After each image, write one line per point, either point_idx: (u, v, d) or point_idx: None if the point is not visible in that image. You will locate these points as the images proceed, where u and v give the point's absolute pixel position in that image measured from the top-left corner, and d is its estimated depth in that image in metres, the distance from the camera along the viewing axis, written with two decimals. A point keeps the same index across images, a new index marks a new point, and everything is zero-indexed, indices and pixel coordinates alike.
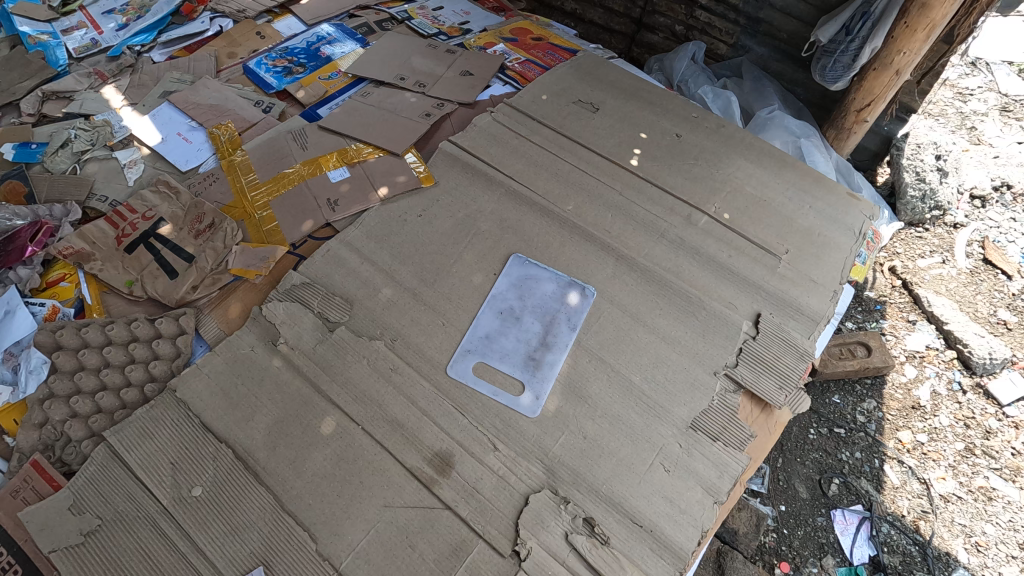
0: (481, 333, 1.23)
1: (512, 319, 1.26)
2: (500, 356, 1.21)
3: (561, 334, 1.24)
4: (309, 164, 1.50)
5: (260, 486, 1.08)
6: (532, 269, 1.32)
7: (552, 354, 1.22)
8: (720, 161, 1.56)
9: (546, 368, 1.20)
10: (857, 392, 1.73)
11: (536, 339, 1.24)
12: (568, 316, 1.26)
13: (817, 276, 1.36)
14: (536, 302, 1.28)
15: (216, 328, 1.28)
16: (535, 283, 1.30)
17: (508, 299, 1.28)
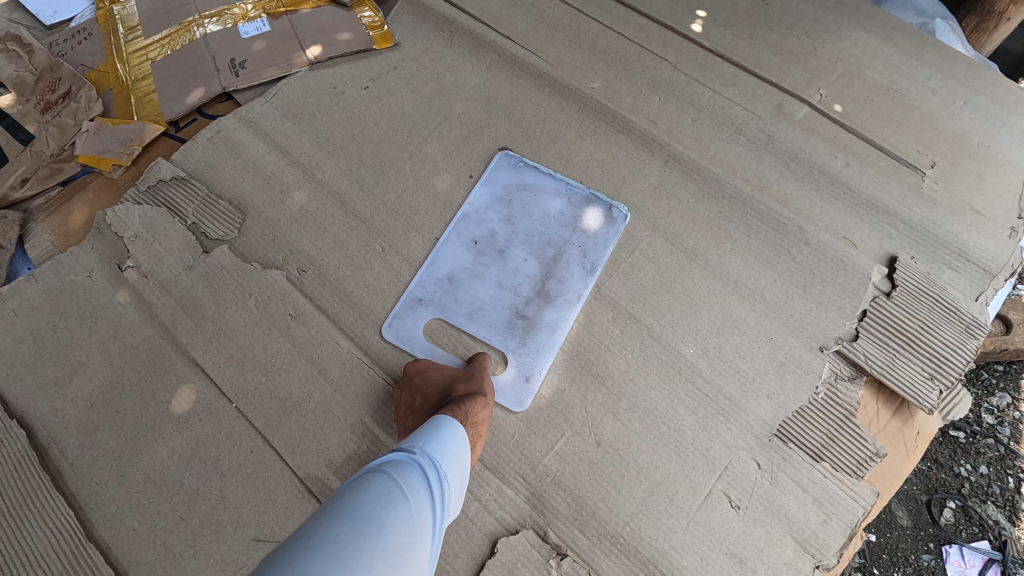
0: (443, 274, 0.79)
1: (492, 252, 0.80)
2: (471, 312, 0.77)
3: (568, 279, 0.78)
4: (215, 12, 1.01)
5: (60, 494, 0.65)
6: (528, 173, 0.85)
7: (552, 309, 0.76)
8: (827, 32, 1.03)
9: (544, 333, 0.74)
10: (983, 383, 1.24)
11: (528, 285, 0.78)
12: (582, 248, 0.79)
13: (983, 206, 0.85)
14: (532, 227, 0.81)
15: (47, 242, 0.85)
16: (531, 195, 0.83)
17: (487, 220, 0.82)
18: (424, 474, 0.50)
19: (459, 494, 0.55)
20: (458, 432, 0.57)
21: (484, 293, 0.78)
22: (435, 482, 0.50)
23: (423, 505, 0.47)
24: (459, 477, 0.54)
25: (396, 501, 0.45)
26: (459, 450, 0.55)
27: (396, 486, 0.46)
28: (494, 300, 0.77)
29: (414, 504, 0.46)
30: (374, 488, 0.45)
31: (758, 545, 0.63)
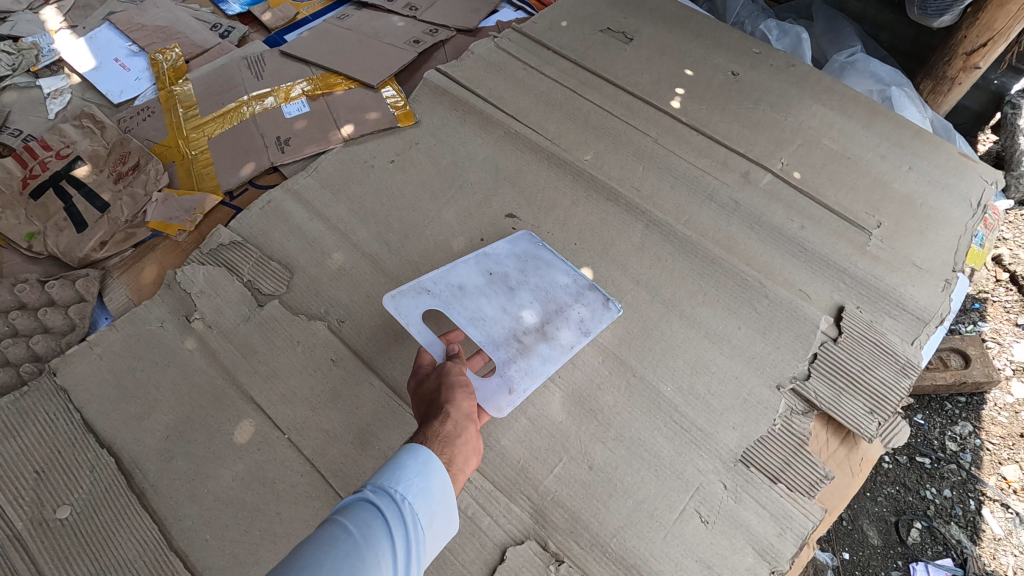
0: (456, 281, 0.91)
1: (503, 285, 0.92)
2: (471, 318, 0.87)
3: (565, 327, 0.88)
4: (263, 94, 1.20)
5: (144, 511, 0.79)
6: (545, 253, 0.96)
7: (545, 345, 0.86)
8: (790, 107, 1.19)
9: (536, 361, 0.84)
10: (947, 413, 1.36)
11: (529, 317, 0.89)
12: (579, 318, 0.89)
13: (922, 260, 0.99)
14: (540, 294, 0.92)
15: (123, 296, 1.00)
16: (545, 265, 0.94)
17: (503, 268, 0.94)
18: (381, 506, 0.52)
19: (441, 509, 0.56)
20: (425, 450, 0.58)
21: (487, 309, 0.89)
22: (392, 508, 0.52)
23: (377, 534, 0.49)
24: (432, 493, 0.55)
25: (339, 539, 0.47)
26: (423, 470, 0.56)
27: (340, 526, 0.48)
28: (496, 320, 0.88)
29: (365, 536, 0.48)
30: (318, 535, 0.47)
31: (724, 553, 0.75)
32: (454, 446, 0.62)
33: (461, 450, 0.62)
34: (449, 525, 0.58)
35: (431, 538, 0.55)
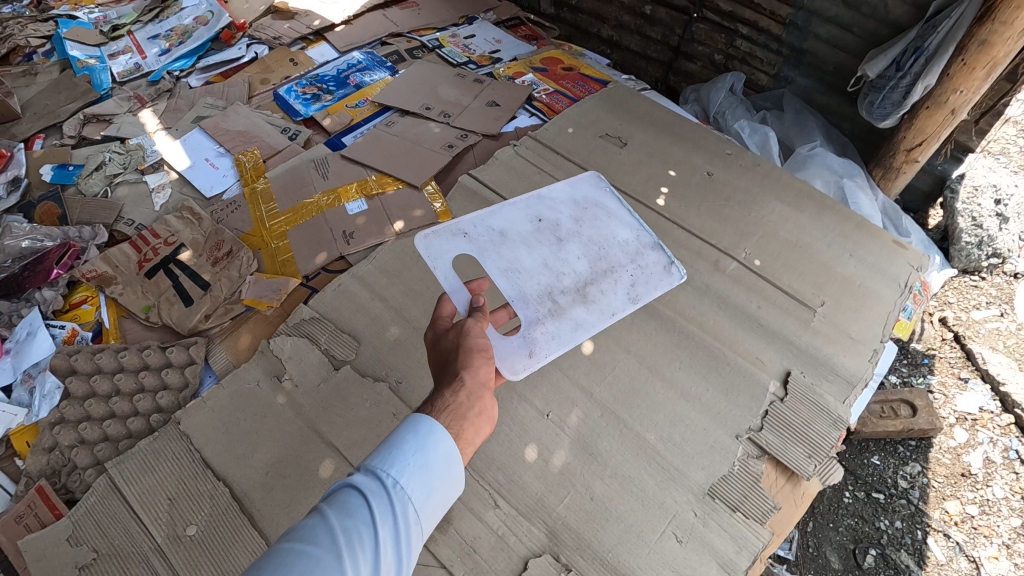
0: (499, 227, 1.22)
1: (548, 229, 1.24)
2: (505, 268, 1.15)
3: (604, 291, 1.15)
4: (331, 193, 1.51)
5: (254, 529, 1.04)
6: (606, 198, 1.37)
7: (580, 308, 1.11)
8: (754, 203, 1.47)
9: (571, 318, 1.10)
10: (900, 454, 1.59)
11: (566, 278, 1.16)
12: (631, 273, 1.21)
13: (857, 333, 1.25)
14: (595, 231, 1.27)
15: (225, 360, 1.27)
16: (601, 217, 1.32)
17: (563, 205, 1.31)
18: (377, 489, 0.63)
19: (439, 478, 0.67)
20: (417, 436, 0.68)
21: (524, 260, 1.17)
22: (387, 490, 0.63)
23: (364, 514, 0.60)
24: (427, 466, 0.66)
25: (329, 523, 0.58)
26: (418, 447, 0.67)
27: (331, 512, 0.59)
28: (531, 269, 1.16)
29: (353, 518, 0.59)
30: (309, 521, 0.58)
31: (694, 565, 0.99)
32: (466, 419, 0.74)
33: (472, 420, 0.74)
34: (456, 485, 0.70)
35: (436, 501, 0.67)
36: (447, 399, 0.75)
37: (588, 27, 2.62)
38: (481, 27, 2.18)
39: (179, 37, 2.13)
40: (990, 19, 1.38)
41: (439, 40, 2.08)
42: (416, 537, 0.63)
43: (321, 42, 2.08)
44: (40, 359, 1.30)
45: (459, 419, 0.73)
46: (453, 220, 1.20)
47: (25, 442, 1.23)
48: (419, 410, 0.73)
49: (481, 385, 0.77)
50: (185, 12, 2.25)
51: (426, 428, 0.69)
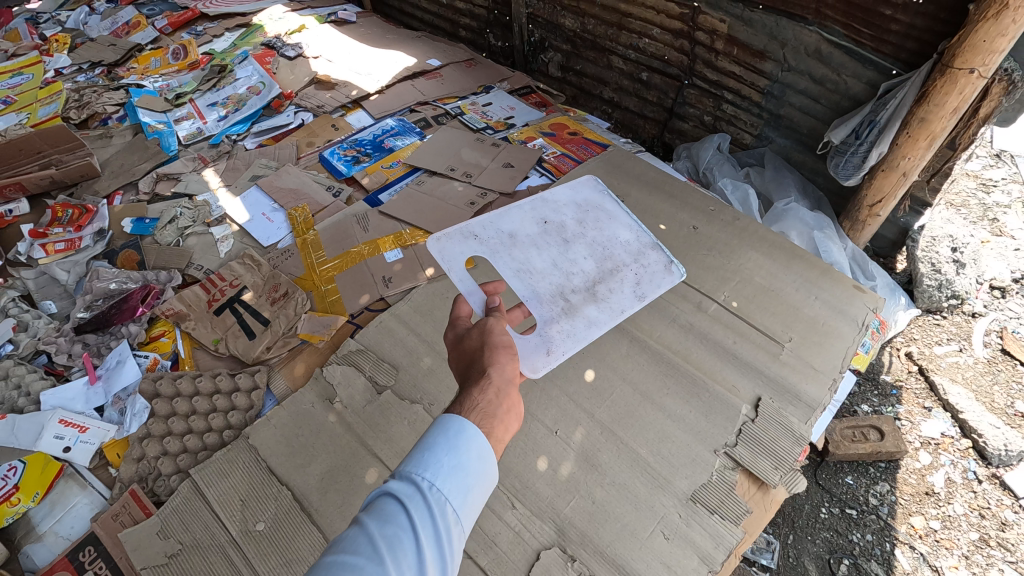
0: (508, 230, 1.32)
1: (554, 231, 1.35)
2: (518, 268, 1.25)
3: (612, 289, 1.24)
4: (371, 243, 1.79)
5: (312, 524, 1.24)
6: (604, 201, 1.48)
7: (591, 306, 1.18)
8: (732, 253, 1.72)
9: (582, 315, 1.16)
10: (870, 475, 1.79)
11: (576, 278, 1.25)
12: (634, 271, 1.30)
13: (819, 364, 1.47)
14: (597, 233, 1.38)
15: (283, 385, 1.51)
16: (602, 219, 1.42)
17: (566, 207, 1.43)
18: (414, 494, 0.69)
19: (472, 475, 0.73)
20: (448, 439, 0.75)
21: (535, 261, 1.27)
22: (424, 494, 0.69)
23: (402, 521, 0.66)
24: (460, 465, 0.72)
25: (371, 534, 0.64)
26: (450, 447, 0.74)
27: (371, 524, 0.65)
28: (543, 269, 1.25)
29: (392, 526, 0.65)
30: (351, 536, 0.64)
31: (679, 558, 1.18)
32: (495, 417, 0.81)
33: (501, 417, 0.81)
34: (492, 478, 0.76)
35: (474, 497, 0.73)
36: (476, 397, 0.82)
37: (592, 89, 2.94)
38: (497, 96, 2.49)
39: (235, 105, 2.46)
40: (926, 100, 1.63)
41: (461, 107, 2.40)
42: (458, 534, 0.69)
43: (358, 110, 2.41)
44: (129, 384, 1.55)
45: (489, 417, 0.80)
46: (463, 224, 1.29)
47: (116, 454, 1.47)
48: (449, 412, 0.79)
49: (507, 381, 0.85)
50: (239, 82, 2.59)
51: (455, 430, 0.76)
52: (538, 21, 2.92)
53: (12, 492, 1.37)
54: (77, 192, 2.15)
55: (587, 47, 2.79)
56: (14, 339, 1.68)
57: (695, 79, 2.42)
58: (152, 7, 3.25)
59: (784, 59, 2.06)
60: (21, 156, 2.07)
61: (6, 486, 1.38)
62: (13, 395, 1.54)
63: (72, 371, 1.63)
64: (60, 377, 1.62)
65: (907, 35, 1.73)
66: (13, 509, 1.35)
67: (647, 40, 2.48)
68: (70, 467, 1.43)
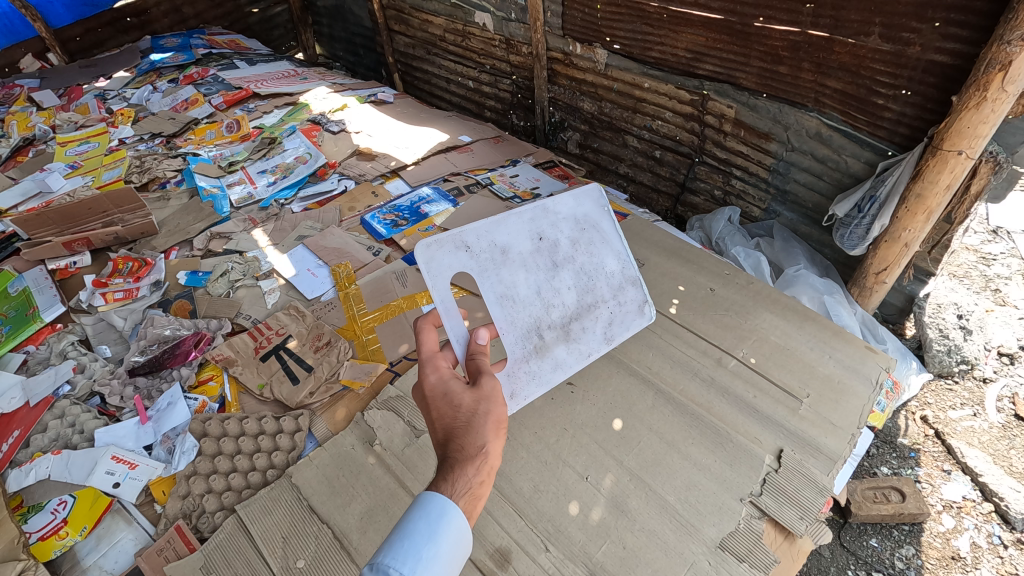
0: (501, 243, 1.31)
1: (547, 251, 1.37)
2: (504, 293, 1.29)
3: (585, 331, 1.44)
4: (408, 298, 1.95)
5: (351, 562, 1.26)
6: (602, 218, 1.51)
7: (560, 349, 1.39)
8: (748, 314, 1.83)
9: (550, 357, 1.37)
10: (895, 537, 1.79)
11: (556, 312, 1.37)
12: (610, 309, 1.50)
13: (838, 420, 1.53)
14: (587, 258, 1.45)
15: (324, 429, 1.59)
16: (595, 240, 1.48)
17: (564, 221, 1.43)
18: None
19: (449, 566, 0.75)
20: (426, 527, 0.77)
21: (519, 287, 1.31)
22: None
23: None
24: (437, 557, 0.74)
25: None
26: (431, 536, 0.76)
27: None
28: (526, 299, 1.32)
29: None
30: None
31: None
32: (482, 498, 0.84)
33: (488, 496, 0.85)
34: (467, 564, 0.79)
35: None
36: (469, 475, 0.85)
37: (608, 165, 3.17)
38: (523, 168, 2.71)
39: (283, 172, 2.69)
40: (922, 178, 1.80)
41: (491, 178, 2.61)
42: None
43: (396, 178, 2.63)
44: (178, 424, 1.63)
45: (476, 500, 0.83)
46: (457, 230, 1.25)
47: (161, 491, 1.52)
48: (428, 490, 0.82)
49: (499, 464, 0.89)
50: (288, 152, 2.84)
51: (436, 514, 0.78)
52: (559, 104, 3.20)
53: (60, 526, 1.42)
54: (135, 247, 2.33)
55: (604, 128, 3.04)
56: (71, 380, 1.78)
57: (705, 157, 2.63)
58: (209, 87, 3.59)
59: (788, 140, 2.25)
60: (88, 215, 2.28)
61: (55, 519, 1.42)
62: (67, 432, 1.62)
63: (123, 412, 1.71)
64: (111, 417, 1.70)
65: (898, 122, 1.91)
66: (61, 543, 1.39)
67: (660, 122, 2.72)
68: (118, 503, 1.48)
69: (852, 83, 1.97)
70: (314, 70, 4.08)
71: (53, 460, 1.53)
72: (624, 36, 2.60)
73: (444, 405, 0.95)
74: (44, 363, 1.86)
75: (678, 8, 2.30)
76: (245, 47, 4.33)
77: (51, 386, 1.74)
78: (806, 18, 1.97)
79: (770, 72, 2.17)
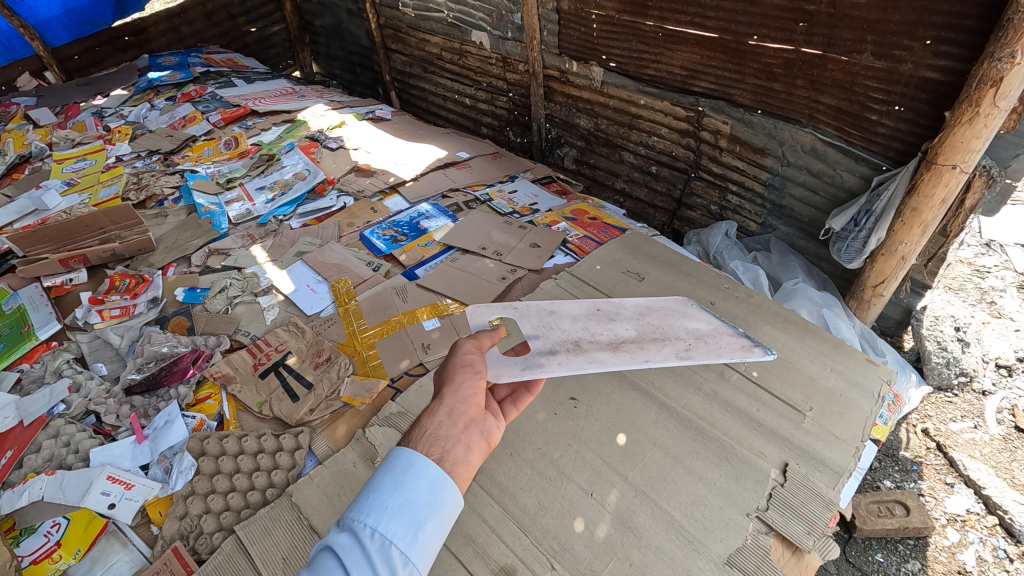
0: (551, 307, 1.51)
1: (602, 314, 1.52)
2: (542, 324, 1.43)
3: (645, 349, 1.38)
4: (409, 313, 1.94)
5: None
6: (681, 305, 1.65)
7: (605, 354, 1.34)
8: (749, 327, 1.84)
9: (589, 360, 1.31)
10: (900, 552, 1.78)
11: (601, 335, 1.42)
12: (688, 342, 1.44)
13: (841, 433, 1.53)
14: (657, 320, 1.53)
15: (325, 446, 1.57)
16: (668, 312, 1.59)
17: (632, 305, 1.58)
18: (356, 541, 0.75)
19: (420, 510, 0.78)
20: (394, 476, 0.80)
21: (563, 325, 1.44)
22: (365, 540, 0.74)
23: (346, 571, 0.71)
24: (404, 504, 0.78)
25: None
26: (396, 485, 0.80)
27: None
28: (565, 327, 1.43)
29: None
30: None
31: None
32: (445, 438, 0.86)
33: (455, 438, 0.87)
34: (446, 504, 0.80)
35: (427, 529, 0.78)
36: (427, 421, 0.89)
37: (605, 181, 3.19)
38: (521, 184, 2.73)
39: (281, 189, 2.69)
40: (917, 192, 1.82)
41: (490, 194, 2.62)
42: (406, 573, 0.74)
43: (395, 195, 2.65)
44: (175, 443, 1.60)
45: (439, 442, 0.85)
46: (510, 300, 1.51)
47: (157, 512, 1.48)
48: (397, 446, 0.85)
49: (461, 402, 0.92)
50: (286, 169, 2.85)
51: (402, 467, 0.81)
52: (555, 120, 3.23)
53: (54, 549, 1.38)
54: (132, 264, 2.31)
55: (600, 144, 3.07)
56: (67, 399, 1.75)
57: (701, 172, 2.66)
58: (207, 104, 3.61)
59: (783, 155, 2.28)
60: (85, 231, 2.27)
61: (48, 542, 1.39)
62: (61, 451, 1.59)
63: (119, 431, 1.68)
64: (107, 436, 1.67)
65: (892, 137, 1.94)
66: (55, 566, 1.35)
67: (655, 138, 2.75)
68: (113, 524, 1.45)
69: (846, 99, 2.00)
70: (312, 88, 4.11)
71: (47, 481, 1.50)
72: (620, 53, 2.63)
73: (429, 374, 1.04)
74: (38, 382, 1.84)
75: (672, 27, 2.34)
76: (243, 66, 4.36)
77: (46, 406, 1.72)
78: (800, 36, 2.00)
79: (764, 89, 2.21)
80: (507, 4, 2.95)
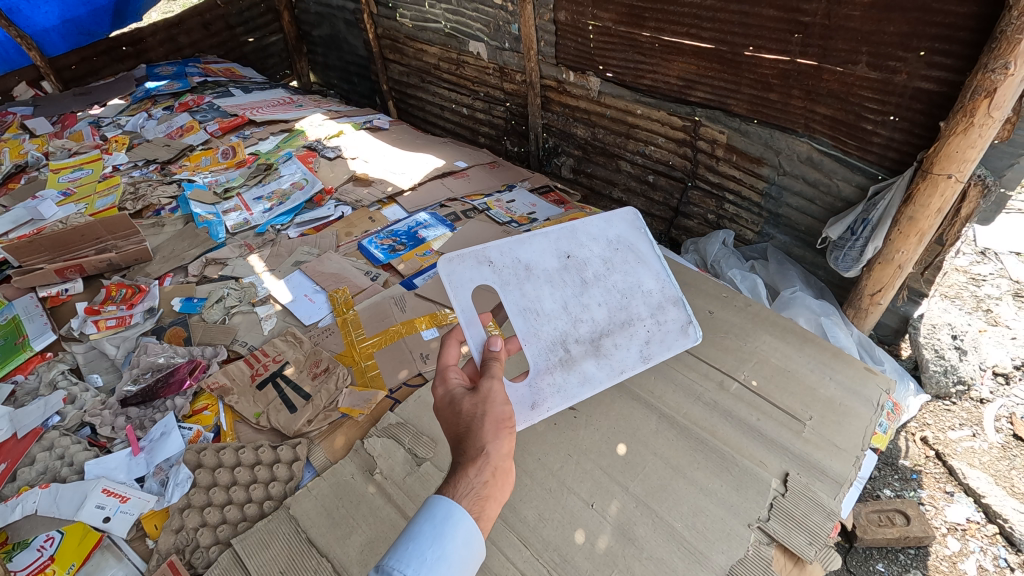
0: (525, 260, 1.38)
1: (574, 270, 1.43)
2: (527, 306, 1.34)
3: (618, 348, 1.43)
4: (407, 323, 1.94)
5: None
6: (638, 240, 1.54)
7: (590, 363, 1.38)
8: (748, 336, 1.84)
9: (577, 373, 1.35)
10: (902, 562, 1.77)
11: (583, 327, 1.39)
12: (646, 327, 1.49)
13: (841, 442, 1.53)
14: (620, 278, 1.48)
15: (324, 457, 1.56)
16: (629, 260, 1.51)
17: (595, 243, 1.48)
18: None
19: (456, 565, 0.78)
20: (433, 527, 0.80)
21: (544, 300, 1.37)
22: None
23: None
24: (443, 556, 0.77)
25: None
26: (434, 536, 0.79)
27: None
28: (550, 313, 1.36)
29: None
30: None
31: None
32: (489, 499, 0.87)
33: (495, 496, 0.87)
34: (475, 562, 0.81)
35: None
36: (472, 478, 0.87)
37: (602, 190, 3.21)
38: (519, 193, 2.74)
39: (279, 199, 2.69)
40: (913, 201, 1.83)
41: (488, 203, 2.63)
42: None
43: (393, 205, 2.65)
44: (172, 455, 1.58)
45: (483, 500, 0.86)
46: (481, 247, 1.33)
47: (153, 526, 1.46)
48: (435, 495, 0.85)
49: (504, 460, 0.91)
50: (284, 179, 2.85)
51: (442, 517, 0.81)
52: (552, 130, 3.24)
53: (47, 564, 1.36)
54: (129, 274, 2.30)
55: (597, 153, 3.09)
56: (61, 411, 1.73)
57: (697, 182, 2.67)
58: (204, 114, 3.61)
59: (779, 164, 2.30)
60: (81, 241, 2.25)
61: (41, 557, 1.37)
62: (55, 464, 1.57)
63: (114, 442, 1.66)
64: (102, 448, 1.65)
65: (888, 147, 1.96)
66: None
67: (652, 147, 2.77)
68: (107, 538, 1.42)
69: (841, 109, 2.01)
70: (309, 98, 4.11)
71: (40, 494, 1.48)
72: (617, 64, 2.65)
73: (450, 415, 0.97)
74: (32, 393, 1.82)
75: (669, 37, 2.36)
76: (241, 75, 4.37)
77: (40, 418, 1.70)
78: (795, 47, 2.02)
79: (760, 99, 2.22)
80: (504, 15, 2.98)
